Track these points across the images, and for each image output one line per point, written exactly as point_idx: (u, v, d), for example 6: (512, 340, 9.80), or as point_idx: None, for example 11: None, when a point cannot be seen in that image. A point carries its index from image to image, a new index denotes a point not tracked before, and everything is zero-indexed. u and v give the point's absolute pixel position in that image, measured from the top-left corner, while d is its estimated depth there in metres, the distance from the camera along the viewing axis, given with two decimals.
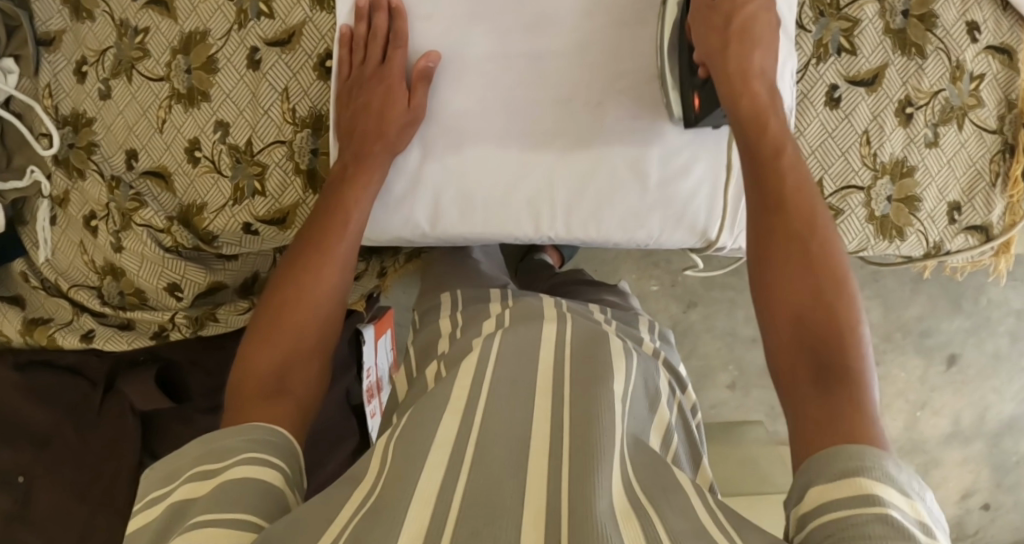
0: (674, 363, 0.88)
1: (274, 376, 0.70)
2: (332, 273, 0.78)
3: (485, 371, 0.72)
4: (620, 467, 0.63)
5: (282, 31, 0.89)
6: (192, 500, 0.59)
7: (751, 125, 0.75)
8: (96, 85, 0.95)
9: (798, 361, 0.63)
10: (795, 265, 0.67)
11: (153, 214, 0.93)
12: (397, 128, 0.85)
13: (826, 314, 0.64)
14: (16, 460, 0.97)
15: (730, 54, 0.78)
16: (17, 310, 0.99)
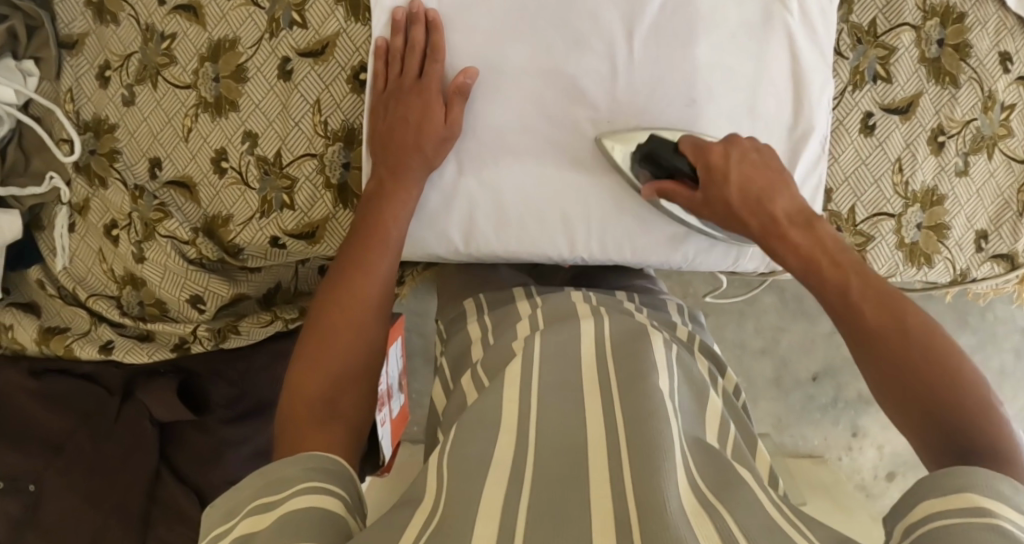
0: (711, 346, 0.88)
1: (324, 401, 0.70)
2: (374, 295, 0.78)
3: (532, 377, 0.71)
4: (682, 461, 0.62)
5: (315, 42, 0.88)
6: (256, 533, 0.59)
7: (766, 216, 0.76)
8: (119, 90, 0.93)
9: (928, 431, 0.61)
10: (866, 325, 0.67)
11: (177, 225, 0.92)
12: (434, 143, 0.84)
13: (926, 361, 0.63)
14: (27, 467, 0.95)
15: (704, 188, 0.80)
16: (32, 318, 0.97)
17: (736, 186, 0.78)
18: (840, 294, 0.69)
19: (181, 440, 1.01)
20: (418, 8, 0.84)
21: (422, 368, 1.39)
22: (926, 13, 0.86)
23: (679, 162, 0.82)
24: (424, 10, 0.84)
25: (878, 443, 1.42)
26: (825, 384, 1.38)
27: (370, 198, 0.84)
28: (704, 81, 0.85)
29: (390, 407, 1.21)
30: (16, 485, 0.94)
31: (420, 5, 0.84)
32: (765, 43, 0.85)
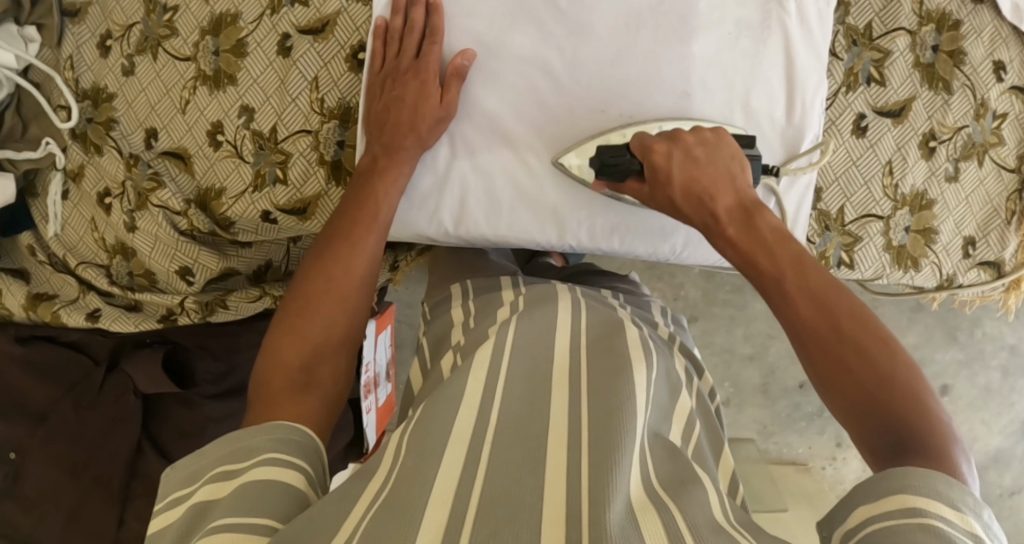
0: (689, 347, 0.90)
1: (301, 372, 0.72)
2: (361, 261, 0.80)
3: (500, 365, 0.72)
4: (639, 456, 0.64)
5: (315, 20, 0.88)
6: (216, 501, 0.60)
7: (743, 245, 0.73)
8: (120, 60, 0.93)
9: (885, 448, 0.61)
10: (835, 369, 0.64)
11: (170, 196, 0.92)
12: (429, 124, 0.84)
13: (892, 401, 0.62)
14: (8, 437, 0.97)
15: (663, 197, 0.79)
16: (22, 283, 0.97)
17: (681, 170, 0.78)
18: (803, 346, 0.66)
19: (164, 414, 1.02)
20: None
21: (410, 359, 1.39)
22: (923, 18, 0.87)
23: (632, 166, 0.81)
24: None
25: (861, 455, 1.41)
26: (812, 393, 1.38)
27: (364, 172, 0.85)
28: (698, 75, 0.86)
29: (377, 395, 1.21)
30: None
31: None
32: (760, 44, 0.86)
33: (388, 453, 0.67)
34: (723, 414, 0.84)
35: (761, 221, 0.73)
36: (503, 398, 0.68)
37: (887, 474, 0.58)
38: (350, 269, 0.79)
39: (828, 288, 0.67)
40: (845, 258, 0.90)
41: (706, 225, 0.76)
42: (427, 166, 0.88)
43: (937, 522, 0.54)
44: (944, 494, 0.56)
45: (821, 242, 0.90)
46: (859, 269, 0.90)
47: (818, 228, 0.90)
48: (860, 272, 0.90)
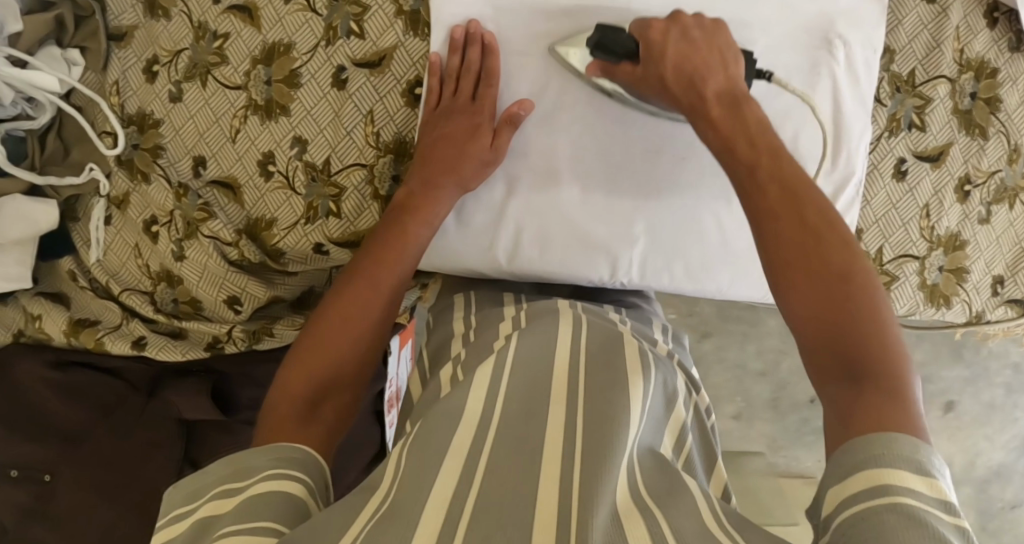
0: (686, 366, 0.92)
1: (309, 401, 0.77)
2: (376, 306, 0.83)
3: (500, 383, 0.75)
4: (626, 473, 0.66)
5: (372, 53, 0.88)
6: (217, 516, 0.64)
7: (741, 136, 0.74)
8: (167, 86, 0.92)
9: (830, 364, 0.63)
10: (804, 281, 0.66)
11: (221, 227, 0.92)
12: (474, 166, 0.86)
13: (862, 327, 0.63)
14: (41, 457, 0.95)
15: (659, 66, 0.79)
16: (62, 308, 0.96)
17: (672, 55, 0.79)
18: (774, 245, 0.68)
19: (203, 441, 1.01)
20: (476, 30, 0.85)
21: None
22: (962, 66, 0.90)
23: (630, 44, 0.80)
24: (481, 32, 0.86)
25: None
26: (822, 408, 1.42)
27: (400, 206, 0.86)
28: None
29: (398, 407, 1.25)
30: (30, 473, 0.95)
31: (477, 27, 0.85)
32: (809, 87, 0.89)
33: (389, 468, 0.70)
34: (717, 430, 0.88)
35: (747, 119, 0.74)
36: (502, 410, 0.72)
37: (849, 452, 0.58)
38: (368, 298, 0.83)
39: (815, 203, 0.69)
40: None
41: (689, 104, 0.77)
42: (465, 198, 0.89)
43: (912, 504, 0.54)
44: (912, 457, 0.57)
45: None
46: (894, 307, 0.94)
47: None
48: (895, 308, 0.94)
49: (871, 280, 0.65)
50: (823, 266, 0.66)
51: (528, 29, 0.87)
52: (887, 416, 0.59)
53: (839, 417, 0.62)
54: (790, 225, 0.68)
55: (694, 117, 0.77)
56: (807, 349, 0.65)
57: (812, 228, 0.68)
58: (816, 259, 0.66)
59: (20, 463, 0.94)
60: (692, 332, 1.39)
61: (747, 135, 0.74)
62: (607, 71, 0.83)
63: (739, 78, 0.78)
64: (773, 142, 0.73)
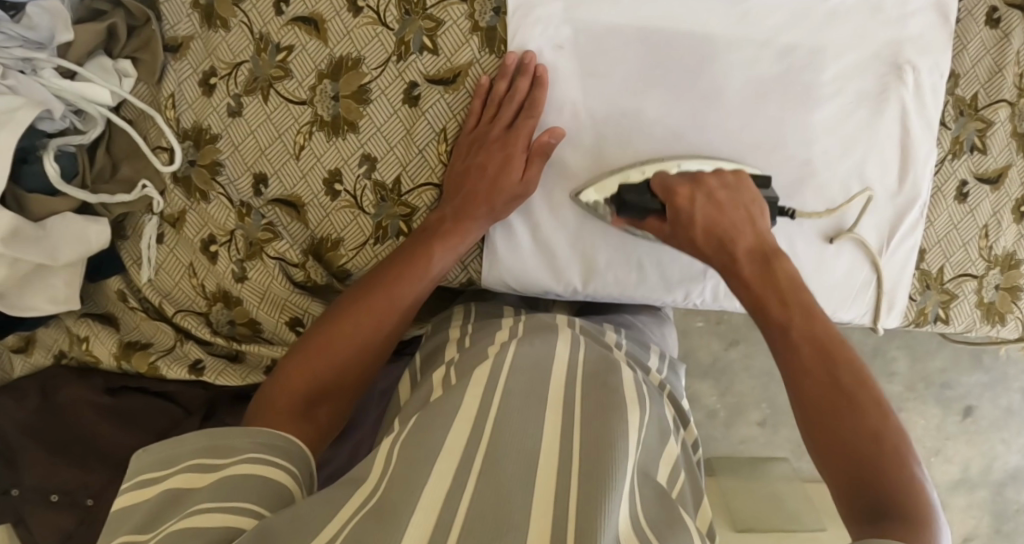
0: (679, 397, 0.95)
1: (306, 399, 0.78)
2: (390, 319, 0.82)
3: (497, 381, 0.76)
4: (628, 505, 0.68)
5: (446, 69, 0.86)
6: (190, 489, 0.67)
7: (759, 275, 0.79)
8: (225, 100, 0.89)
9: (864, 501, 0.65)
10: (834, 392, 0.70)
11: (287, 247, 0.89)
12: (505, 199, 0.84)
13: (874, 437, 0.68)
14: (84, 483, 0.91)
15: (694, 222, 0.81)
16: (112, 331, 0.92)
17: (704, 226, 0.81)
18: (794, 378, 0.73)
19: None
20: (530, 61, 0.84)
21: None
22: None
23: (653, 203, 0.82)
24: (535, 63, 0.85)
25: None
26: None
27: (428, 227, 0.85)
28: (821, 143, 0.89)
29: None
30: (73, 498, 0.91)
31: (532, 58, 0.84)
32: (878, 113, 0.89)
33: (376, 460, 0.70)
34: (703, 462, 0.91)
35: (782, 274, 0.78)
36: (502, 413, 0.73)
37: None
38: (382, 316, 0.82)
39: (840, 347, 0.73)
40: (941, 314, 0.95)
41: (724, 265, 0.81)
42: (531, 216, 0.88)
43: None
44: None
45: (922, 298, 0.95)
46: (953, 324, 0.96)
47: (919, 286, 0.95)
48: (953, 326, 0.96)
49: (888, 412, 0.69)
50: (838, 394, 0.70)
51: (602, 50, 0.86)
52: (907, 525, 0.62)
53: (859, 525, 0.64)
54: (815, 358, 0.72)
55: (728, 275, 0.80)
56: (822, 461, 0.69)
57: (832, 354, 0.72)
58: (852, 386, 0.70)
59: (61, 488, 0.91)
60: (720, 340, 1.41)
61: (823, 359, 0.72)
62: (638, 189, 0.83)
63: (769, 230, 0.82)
64: (792, 274, 0.78)
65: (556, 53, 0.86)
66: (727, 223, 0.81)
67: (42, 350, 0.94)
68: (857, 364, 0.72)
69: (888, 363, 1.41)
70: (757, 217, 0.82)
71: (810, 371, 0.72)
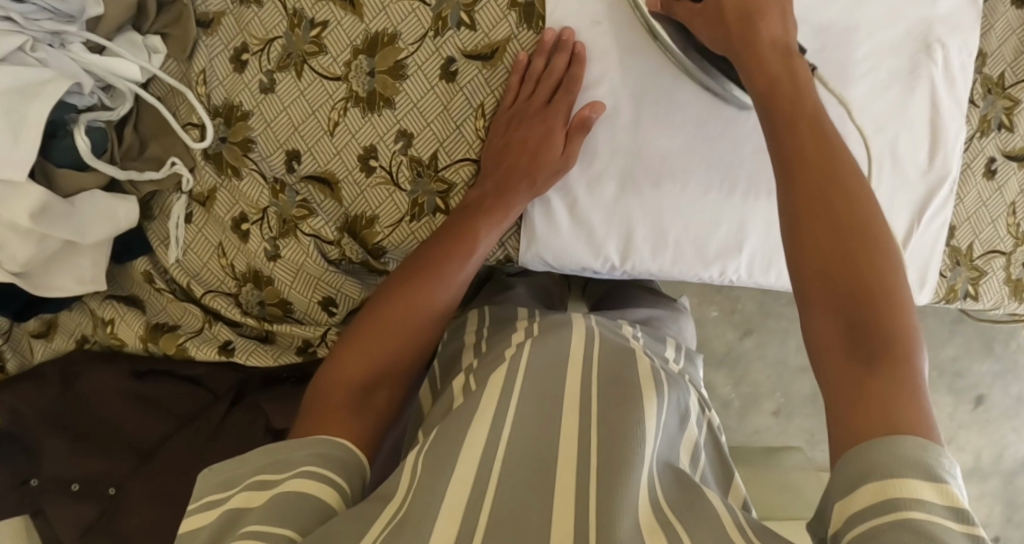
0: (697, 385, 0.96)
1: (359, 389, 0.75)
2: (436, 300, 0.81)
3: (513, 384, 0.75)
4: (647, 483, 0.67)
5: (484, 45, 0.86)
6: (246, 510, 0.63)
7: (801, 152, 0.68)
8: (258, 76, 0.87)
9: (846, 381, 0.59)
10: (841, 247, 0.63)
11: (322, 224, 0.87)
12: (547, 173, 0.85)
13: (878, 301, 0.60)
14: (109, 470, 0.87)
15: (712, 5, 0.78)
16: (138, 313, 0.90)
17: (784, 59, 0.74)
18: (810, 244, 0.64)
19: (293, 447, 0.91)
20: (568, 37, 0.84)
21: None
22: None
23: None
24: (572, 40, 0.84)
25: None
26: None
27: (468, 206, 0.85)
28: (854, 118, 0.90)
29: None
30: (95, 488, 0.87)
31: (570, 34, 0.84)
32: (909, 90, 0.90)
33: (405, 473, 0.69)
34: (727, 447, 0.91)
35: (804, 132, 0.69)
36: (517, 409, 0.72)
37: (855, 453, 0.56)
38: (429, 299, 0.80)
39: (858, 205, 0.65)
40: (971, 290, 0.96)
41: (747, 56, 0.75)
42: (569, 192, 0.88)
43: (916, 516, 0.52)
44: (921, 460, 0.54)
45: (952, 275, 0.96)
46: (982, 301, 0.97)
47: (949, 262, 0.96)
48: (983, 303, 0.97)
49: (897, 268, 0.62)
50: (846, 240, 0.63)
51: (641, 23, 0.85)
52: (890, 407, 0.57)
53: (842, 400, 0.59)
54: (819, 197, 0.65)
55: (774, 108, 0.72)
56: (811, 320, 0.62)
57: (863, 217, 0.64)
58: (861, 240, 0.63)
59: (84, 477, 0.87)
60: (734, 329, 1.42)
61: (843, 213, 0.64)
62: (667, 6, 0.82)
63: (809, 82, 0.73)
64: (818, 104, 0.71)
65: (593, 29, 0.85)
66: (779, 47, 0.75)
67: (64, 335, 0.92)
68: (884, 231, 0.64)
69: None
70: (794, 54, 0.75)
71: (835, 199, 0.65)
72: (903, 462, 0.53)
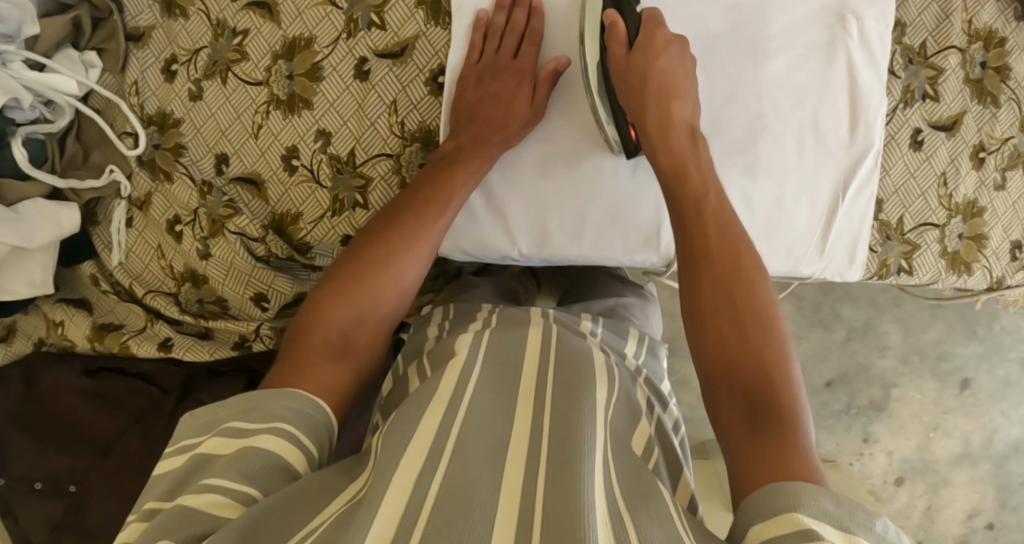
0: (656, 383, 0.94)
1: (340, 335, 0.77)
2: (420, 252, 0.83)
3: (471, 372, 0.77)
4: (603, 471, 0.67)
5: (393, 44, 0.89)
6: (216, 456, 0.65)
7: (674, 169, 0.80)
8: (187, 85, 0.92)
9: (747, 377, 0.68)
10: (716, 284, 0.73)
11: (247, 222, 0.91)
12: (520, 124, 0.87)
13: (753, 324, 0.70)
14: (71, 468, 0.91)
15: (635, 69, 0.82)
16: (85, 314, 0.95)
17: (659, 70, 0.81)
18: (696, 305, 0.73)
19: None
20: None
21: None
22: (971, 37, 0.92)
23: (633, 32, 0.84)
24: None
25: (887, 449, 1.39)
26: (839, 390, 1.38)
27: (446, 157, 0.86)
28: (771, 96, 0.90)
29: None
30: (58, 486, 0.91)
31: None
32: (828, 64, 0.90)
33: (371, 455, 0.70)
34: (687, 445, 0.88)
35: (691, 180, 0.79)
36: (474, 391, 0.74)
37: (750, 504, 0.60)
38: (408, 252, 0.82)
39: (729, 239, 0.76)
40: (905, 265, 0.95)
41: (660, 123, 0.81)
42: (511, 164, 0.89)
43: (811, 523, 0.56)
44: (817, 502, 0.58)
45: (883, 250, 0.95)
46: (917, 275, 0.95)
47: (879, 237, 0.95)
48: (918, 277, 0.95)
49: (751, 271, 0.74)
50: (727, 289, 0.73)
51: (560, 13, 0.87)
52: (783, 463, 0.62)
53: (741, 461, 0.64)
54: (708, 274, 0.74)
55: (644, 124, 0.82)
56: (701, 317, 0.73)
57: (710, 216, 0.77)
58: (717, 240, 0.76)
59: (46, 476, 0.91)
60: None
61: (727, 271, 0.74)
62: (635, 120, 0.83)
63: (688, 92, 0.83)
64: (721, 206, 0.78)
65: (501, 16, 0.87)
66: (663, 89, 0.81)
67: (23, 339, 0.97)
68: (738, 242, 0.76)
69: (881, 337, 1.37)
70: (675, 99, 0.82)
71: (707, 217, 0.77)
72: (804, 495, 0.58)
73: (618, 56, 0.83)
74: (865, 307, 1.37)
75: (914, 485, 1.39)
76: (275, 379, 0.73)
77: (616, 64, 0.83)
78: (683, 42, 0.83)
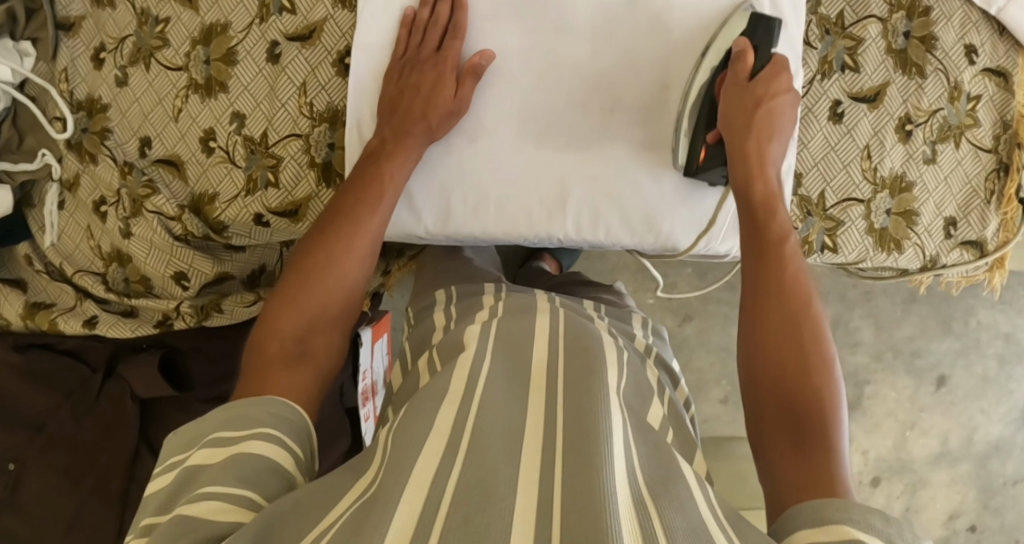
0: (665, 359, 0.92)
1: (297, 341, 0.76)
2: (361, 244, 0.82)
3: (481, 365, 0.72)
4: (625, 457, 0.62)
5: (302, 27, 0.91)
6: (205, 465, 0.63)
7: (762, 197, 0.80)
8: (113, 72, 0.95)
9: (788, 408, 0.67)
10: (776, 305, 0.73)
11: (164, 201, 0.94)
12: (442, 115, 0.86)
13: (797, 353, 0.70)
14: (7, 446, 0.94)
15: (750, 93, 0.83)
16: (19, 293, 0.99)
17: (768, 105, 0.82)
18: (748, 329, 0.73)
19: (163, 420, 1.01)
20: None
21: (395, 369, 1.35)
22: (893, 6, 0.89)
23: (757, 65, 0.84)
24: None
25: (861, 448, 1.32)
26: None
27: (370, 154, 0.86)
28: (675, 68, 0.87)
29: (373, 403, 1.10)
30: None
31: None
32: None
33: (376, 453, 0.68)
34: (696, 422, 0.86)
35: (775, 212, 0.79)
36: (485, 385, 0.70)
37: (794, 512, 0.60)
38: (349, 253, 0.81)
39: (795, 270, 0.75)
40: (828, 242, 0.92)
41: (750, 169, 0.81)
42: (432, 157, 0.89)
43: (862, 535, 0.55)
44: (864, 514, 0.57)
45: (803, 227, 0.92)
46: (842, 254, 0.92)
47: (799, 213, 0.92)
48: (843, 255, 0.92)
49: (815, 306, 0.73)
50: (790, 315, 0.72)
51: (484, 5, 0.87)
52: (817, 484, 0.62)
53: (775, 487, 0.64)
54: (777, 297, 0.73)
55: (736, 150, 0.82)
56: (758, 338, 0.71)
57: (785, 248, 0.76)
58: (790, 274, 0.74)
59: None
60: (674, 316, 1.37)
61: (790, 312, 0.72)
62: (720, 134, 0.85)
63: (785, 133, 0.84)
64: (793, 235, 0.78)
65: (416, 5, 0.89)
66: (771, 122, 0.82)
67: None
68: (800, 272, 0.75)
69: (851, 333, 1.30)
70: (772, 139, 0.83)
71: (781, 250, 0.76)
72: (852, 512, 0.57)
73: (738, 83, 0.83)
74: (836, 302, 1.29)
75: (890, 486, 1.32)
76: (242, 391, 0.71)
77: (729, 84, 0.84)
78: (779, 70, 0.83)
